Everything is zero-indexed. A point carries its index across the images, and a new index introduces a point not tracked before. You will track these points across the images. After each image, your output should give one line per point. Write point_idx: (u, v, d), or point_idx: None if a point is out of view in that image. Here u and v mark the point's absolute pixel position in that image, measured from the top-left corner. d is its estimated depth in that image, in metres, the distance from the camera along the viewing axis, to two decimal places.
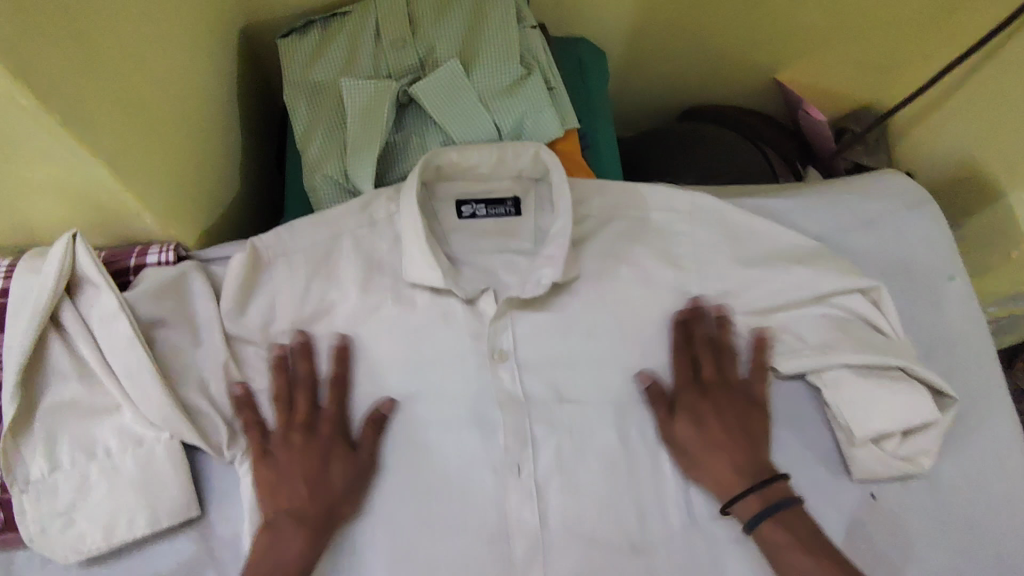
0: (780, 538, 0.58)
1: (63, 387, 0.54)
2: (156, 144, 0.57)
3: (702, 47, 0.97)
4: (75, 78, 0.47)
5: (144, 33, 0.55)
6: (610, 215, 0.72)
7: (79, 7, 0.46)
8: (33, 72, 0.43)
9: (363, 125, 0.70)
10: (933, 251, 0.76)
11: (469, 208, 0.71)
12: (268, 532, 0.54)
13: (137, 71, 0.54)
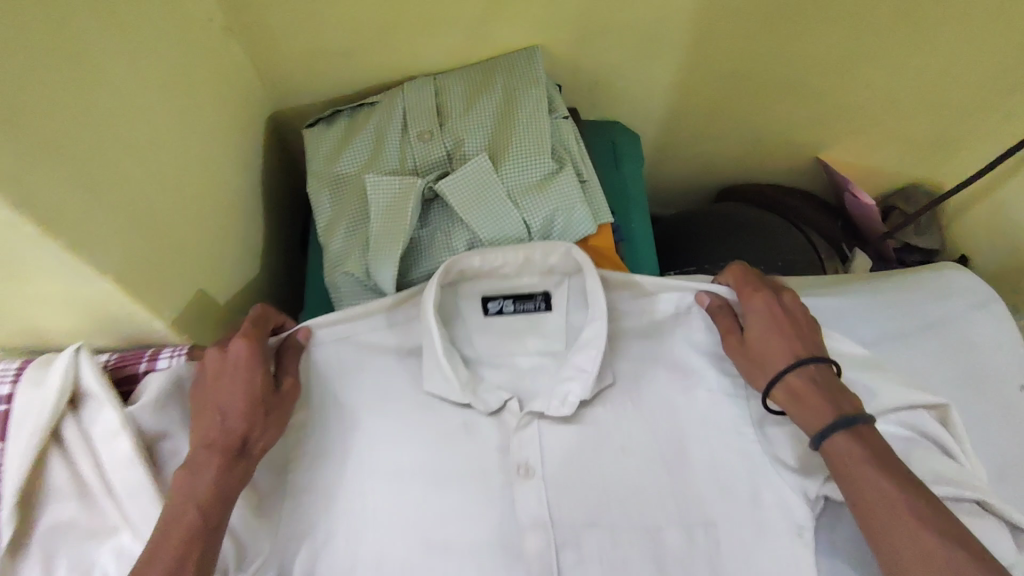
0: (852, 452, 0.50)
1: (62, 506, 0.52)
2: (168, 248, 0.56)
3: (746, 124, 0.92)
4: (83, 195, 0.46)
5: (151, 137, 0.55)
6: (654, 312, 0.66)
7: (72, 127, 0.45)
8: (36, 199, 0.42)
9: (387, 222, 0.67)
10: (1005, 355, 0.68)
11: (497, 304, 0.66)
12: (192, 470, 0.50)
13: (144, 177, 0.53)
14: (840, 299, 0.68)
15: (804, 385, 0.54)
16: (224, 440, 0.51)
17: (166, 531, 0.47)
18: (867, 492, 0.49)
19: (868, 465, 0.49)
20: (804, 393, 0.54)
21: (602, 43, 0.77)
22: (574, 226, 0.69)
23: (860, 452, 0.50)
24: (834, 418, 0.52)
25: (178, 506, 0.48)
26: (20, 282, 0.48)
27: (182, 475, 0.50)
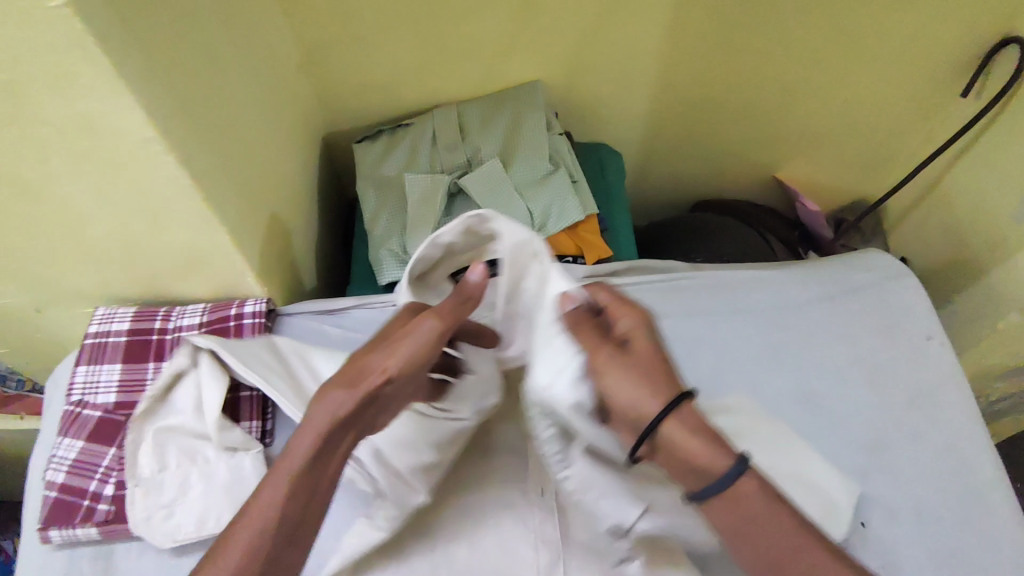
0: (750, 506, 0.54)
1: (174, 405, 0.68)
2: (257, 214, 0.75)
3: (710, 146, 1.12)
4: (212, 160, 0.65)
5: (252, 131, 0.74)
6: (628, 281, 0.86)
7: (212, 110, 0.65)
8: (189, 155, 0.61)
9: (420, 209, 0.86)
10: (913, 313, 0.83)
11: None
12: (326, 404, 0.50)
13: (244, 157, 0.72)
14: (779, 271, 0.86)
15: (687, 418, 0.50)
16: (363, 388, 0.51)
17: (290, 457, 0.49)
18: (777, 545, 0.49)
19: (783, 519, 0.49)
20: (693, 441, 0.49)
21: (588, 77, 0.98)
22: (567, 213, 0.87)
23: (759, 498, 0.50)
24: (714, 472, 0.49)
25: (301, 438, 0.50)
26: (161, 228, 0.67)
27: (315, 406, 0.51)
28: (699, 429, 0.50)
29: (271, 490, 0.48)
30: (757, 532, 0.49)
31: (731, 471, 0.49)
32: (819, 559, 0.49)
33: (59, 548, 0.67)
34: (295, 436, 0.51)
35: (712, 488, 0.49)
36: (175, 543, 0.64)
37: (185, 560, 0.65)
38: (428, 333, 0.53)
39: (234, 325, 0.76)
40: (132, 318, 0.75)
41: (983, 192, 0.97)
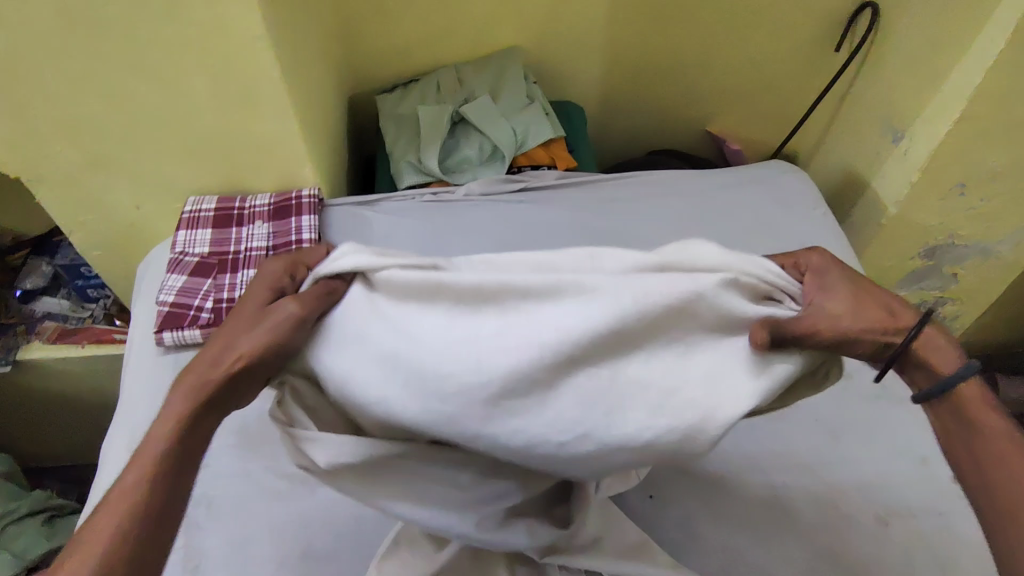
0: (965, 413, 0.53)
1: None
2: (313, 123, 1.02)
3: (653, 107, 1.43)
4: (291, 67, 0.92)
5: (311, 63, 1.02)
6: (590, 180, 1.13)
7: (290, 33, 0.92)
8: (280, 56, 0.88)
9: (431, 130, 1.13)
10: (803, 195, 1.11)
11: (518, 168, 1.14)
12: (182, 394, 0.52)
13: (307, 77, 0.99)
14: (703, 172, 1.15)
15: (931, 337, 0.55)
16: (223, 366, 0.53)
17: (171, 429, 0.51)
18: (997, 437, 0.51)
19: (993, 418, 0.52)
20: (925, 354, 0.54)
21: (554, 47, 1.29)
22: (542, 133, 1.15)
23: (982, 409, 0.52)
24: (951, 366, 0.53)
25: (161, 427, 0.51)
26: (251, 116, 0.93)
27: (186, 387, 0.52)
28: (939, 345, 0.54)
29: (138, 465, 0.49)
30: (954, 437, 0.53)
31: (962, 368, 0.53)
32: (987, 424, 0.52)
33: (167, 353, 0.87)
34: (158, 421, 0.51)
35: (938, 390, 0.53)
36: None
37: None
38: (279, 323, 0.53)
39: (295, 203, 1.00)
40: (217, 203, 0.99)
41: (859, 121, 1.27)
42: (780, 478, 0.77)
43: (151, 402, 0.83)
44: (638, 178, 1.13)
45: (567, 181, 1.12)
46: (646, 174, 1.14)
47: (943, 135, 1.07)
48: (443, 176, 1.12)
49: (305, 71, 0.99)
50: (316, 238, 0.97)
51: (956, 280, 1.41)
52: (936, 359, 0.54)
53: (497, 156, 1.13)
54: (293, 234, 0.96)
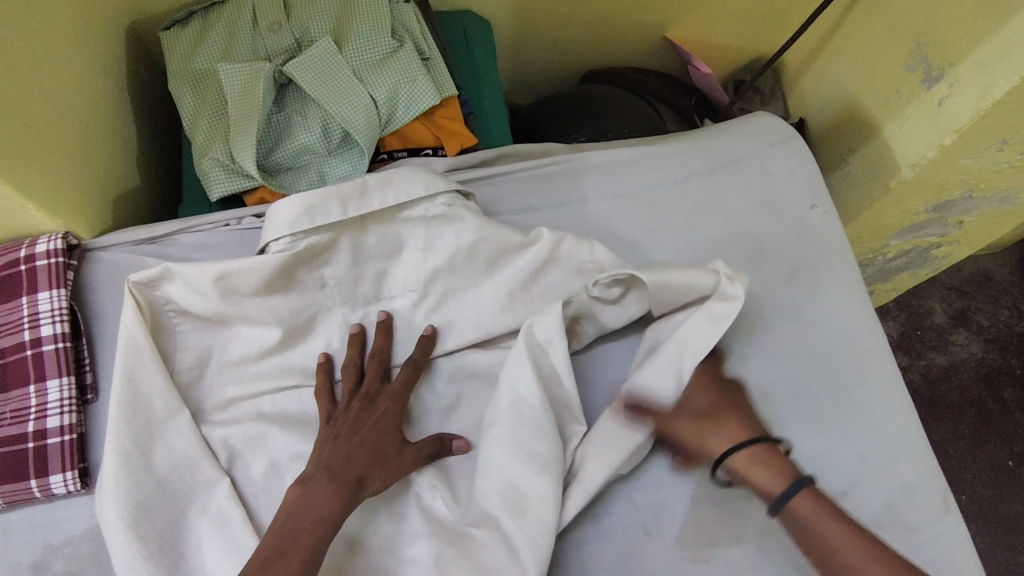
0: (805, 512, 0.56)
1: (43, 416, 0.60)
2: (35, 137, 0.61)
3: (594, 11, 1.00)
4: None
5: (19, 29, 0.58)
6: (506, 171, 0.76)
7: None
8: None
9: (242, 106, 0.72)
10: (797, 181, 0.78)
11: (389, 155, 0.77)
12: (312, 498, 0.52)
13: (6, 65, 0.57)
14: (658, 149, 0.79)
15: (762, 455, 0.59)
16: (351, 473, 0.55)
17: (276, 552, 0.49)
18: (843, 542, 0.54)
19: (831, 520, 0.55)
20: (762, 472, 0.59)
21: None
22: (417, 98, 0.74)
23: (819, 513, 0.56)
24: (784, 485, 0.57)
25: (302, 532, 0.50)
26: None
27: (297, 494, 0.53)
28: (772, 472, 0.58)
29: (275, 573, 0.48)
30: (803, 526, 0.56)
31: (794, 486, 0.57)
32: (841, 531, 0.55)
33: None
34: (300, 510, 0.52)
35: (780, 506, 0.57)
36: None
37: (14, 518, 0.60)
38: (387, 406, 0.61)
39: (25, 270, 0.63)
40: None
41: (876, 42, 0.91)
42: None
43: None
44: (568, 161, 0.78)
45: (475, 176, 0.75)
46: (580, 158, 0.78)
47: (1005, 93, 0.73)
48: (272, 180, 0.74)
49: (1, 47, 0.56)
50: (66, 334, 0.62)
51: (959, 228, 1.14)
52: (759, 481, 0.58)
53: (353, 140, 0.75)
54: (25, 329, 0.62)
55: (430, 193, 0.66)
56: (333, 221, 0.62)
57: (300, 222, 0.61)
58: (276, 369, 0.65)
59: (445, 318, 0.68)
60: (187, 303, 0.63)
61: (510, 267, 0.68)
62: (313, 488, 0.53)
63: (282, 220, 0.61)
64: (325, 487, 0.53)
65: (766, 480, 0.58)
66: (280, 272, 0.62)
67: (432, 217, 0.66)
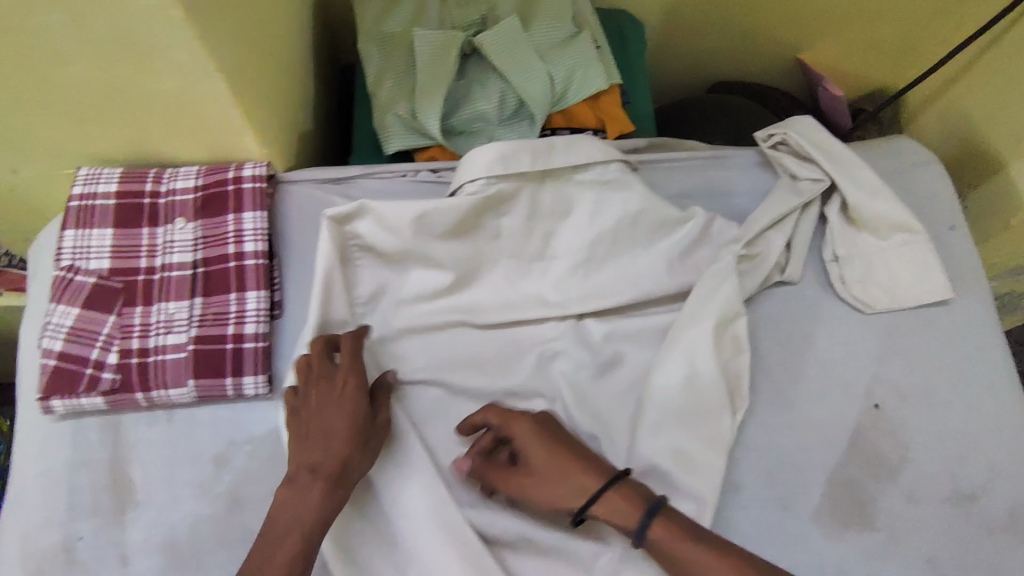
0: (662, 535, 0.55)
1: (240, 322, 0.65)
2: (257, 70, 0.67)
3: (737, 26, 1.05)
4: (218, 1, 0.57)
5: None
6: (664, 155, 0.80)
7: None
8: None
9: (431, 69, 0.77)
10: (939, 201, 0.81)
11: (554, 130, 0.81)
12: (291, 498, 0.56)
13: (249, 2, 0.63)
14: None
15: (610, 495, 0.57)
16: (326, 470, 0.57)
17: (269, 550, 0.54)
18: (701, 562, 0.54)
19: (688, 542, 0.55)
20: (618, 511, 0.57)
21: None
22: (589, 81, 0.79)
23: (620, 513, 0.57)
24: (638, 516, 0.56)
25: (286, 532, 0.55)
26: (148, 73, 0.59)
27: (280, 497, 0.56)
28: (626, 503, 0.57)
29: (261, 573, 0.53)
30: (693, 559, 0.54)
31: (653, 506, 0.56)
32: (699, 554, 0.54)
33: (62, 420, 0.64)
34: (281, 512, 0.56)
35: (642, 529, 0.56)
36: (188, 395, 0.63)
37: (201, 412, 0.65)
38: (354, 387, 0.59)
39: (232, 189, 0.69)
40: (120, 177, 0.69)
41: (1006, 87, 0.93)
42: None
43: (49, 497, 0.62)
44: (720, 155, 0.81)
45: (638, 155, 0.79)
46: (731, 152, 0.82)
47: None
48: (447, 140, 0.79)
49: None
50: (265, 252, 0.68)
51: None
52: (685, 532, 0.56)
53: (523, 113, 0.80)
54: (229, 243, 0.67)
55: (606, 159, 0.70)
56: (522, 172, 0.68)
57: (496, 167, 0.67)
58: (444, 312, 0.69)
59: (600, 284, 0.71)
60: (377, 238, 0.67)
61: (670, 244, 0.72)
62: (295, 489, 0.56)
63: (484, 164, 0.66)
64: (304, 488, 0.56)
65: (617, 503, 0.57)
66: (470, 214, 0.68)
67: (603, 182, 0.71)
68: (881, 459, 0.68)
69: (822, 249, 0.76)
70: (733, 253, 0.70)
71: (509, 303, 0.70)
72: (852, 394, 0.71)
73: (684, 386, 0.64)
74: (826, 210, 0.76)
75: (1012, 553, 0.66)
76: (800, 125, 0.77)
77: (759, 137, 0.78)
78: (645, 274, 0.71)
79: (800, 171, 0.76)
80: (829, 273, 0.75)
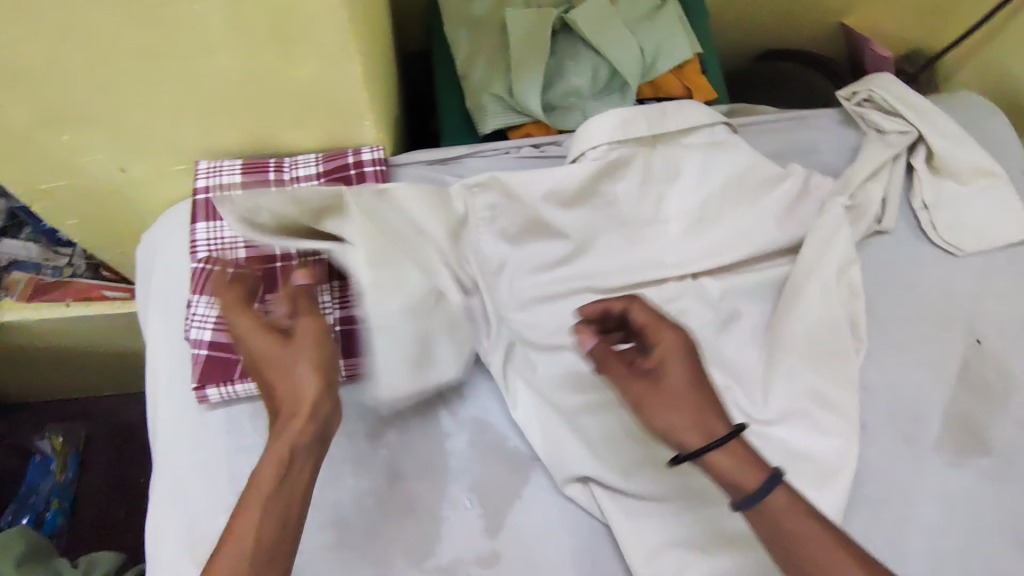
0: (791, 523, 0.50)
1: None
2: (375, 55, 0.69)
3: None
4: None
5: None
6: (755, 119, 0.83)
7: None
8: None
9: (527, 47, 0.79)
10: (1009, 148, 0.85)
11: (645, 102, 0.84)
12: (255, 470, 0.50)
13: None
14: None
15: (733, 453, 0.51)
16: (281, 432, 0.51)
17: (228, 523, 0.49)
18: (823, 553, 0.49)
19: (814, 529, 0.49)
20: (735, 467, 0.50)
21: None
22: (677, 52, 0.82)
23: (793, 513, 0.50)
24: (756, 487, 0.50)
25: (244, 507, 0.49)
26: (290, 57, 0.61)
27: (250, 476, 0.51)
28: (745, 460, 0.50)
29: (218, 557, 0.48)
30: (799, 541, 0.49)
31: (766, 484, 0.50)
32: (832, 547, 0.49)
33: (213, 409, 0.64)
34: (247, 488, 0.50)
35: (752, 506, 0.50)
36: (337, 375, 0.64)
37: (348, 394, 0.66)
38: (299, 335, 0.54)
39: (354, 174, 0.71)
40: (243, 169, 0.70)
41: None
42: (993, 556, 0.65)
43: (208, 484, 0.61)
44: (803, 115, 0.85)
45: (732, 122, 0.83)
46: (815, 113, 0.85)
47: None
48: (544, 115, 0.81)
49: None
50: None
51: None
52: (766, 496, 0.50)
53: (613, 85, 0.82)
54: None
55: (711, 121, 0.73)
56: (639, 138, 0.70)
57: (617, 133, 0.69)
58: (567, 280, 0.70)
59: (715, 241, 0.72)
60: (504, 210, 0.70)
61: (778, 199, 0.74)
62: (259, 460, 0.51)
63: (604, 130, 0.69)
64: (267, 457, 0.51)
65: (736, 478, 0.51)
66: (590, 179, 0.69)
67: (712, 142, 0.73)
68: (990, 390, 0.72)
69: (911, 198, 0.80)
70: (838, 203, 0.74)
71: (629, 266, 0.71)
72: (956, 331, 0.74)
73: (810, 331, 0.67)
74: (912, 160, 0.80)
75: None
76: (882, 82, 0.82)
77: (843, 96, 0.83)
78: (757, 229, 0.73)
79: (887, 125, 0.80)
80: (920, 221, 0.79)
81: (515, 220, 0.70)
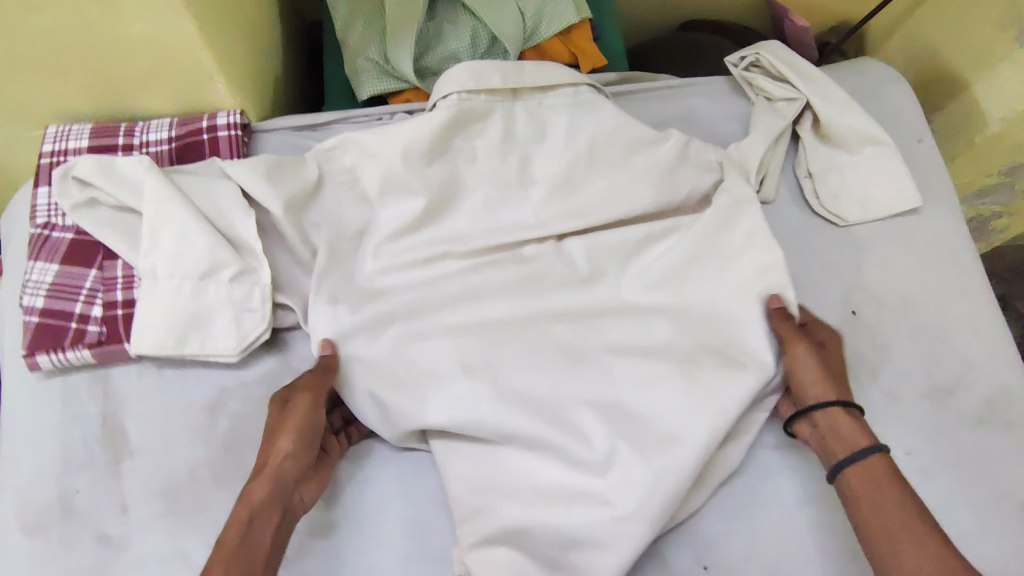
0: (869, 478, 0.55)
1: None
2: (225, 12, 0.66)
3: None
4: None
5: None
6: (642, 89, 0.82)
7: None
8: None
9: (402, 9, 0.77)
10: (906, 116, 0.83)
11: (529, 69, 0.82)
12: (240, 521, 0.50)
13: None
14: None
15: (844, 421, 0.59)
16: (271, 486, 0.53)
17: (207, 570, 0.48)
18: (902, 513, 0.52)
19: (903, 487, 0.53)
20: (844, 426, 0.58)
21: None
22: (561, 16, 0.80)
23: (890, 477, 0.54)
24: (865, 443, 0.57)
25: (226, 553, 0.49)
26: (116, 12, 0.58)
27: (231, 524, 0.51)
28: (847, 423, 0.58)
29: None
30: (869, 500, 0.53)
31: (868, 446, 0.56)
32: (903, 504, 0.52)
33: (49, 377, 0.63)
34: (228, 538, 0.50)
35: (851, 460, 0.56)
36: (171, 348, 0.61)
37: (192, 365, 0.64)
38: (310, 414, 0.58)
39: (207, 138, 0.68)
40: (91, 133, 0.68)
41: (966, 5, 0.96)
42: None
43: (40, 452, 0.60)
44: (693, 85, 0.84)
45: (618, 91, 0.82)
46: (703, 83, 0.84)
47: None
48: (422, 81, 0.78)
49: None
50: None
51: None
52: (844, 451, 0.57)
53: (495, 51, 0.79)
54: None
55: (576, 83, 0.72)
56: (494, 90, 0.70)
57: (468, 84, 0.69)
58: (426, 244, 0.68)
59: (582, 208, 0.70)
60: (365, 173, 0.68)
61: (650, 167, 0.72)
62: (241, 512, 0.51)
63: (454, 79, 0.68)
64: (252, 508, 0.51)
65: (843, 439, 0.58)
66: (444, 135, 0.68)
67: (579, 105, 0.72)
68: (861, 360, 0.70)
69: (796, 167, 0.79)
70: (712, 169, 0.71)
71: (492, 231, 0.69)
72: (831, 301, 0.73)
73: None
74: (799, 128, 0.79)
75: (985, 439, 0.69)
76: (772, 48, 0.80)
77: (731, 62, 0.82)
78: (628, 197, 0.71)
79: (775, 92, 0.79)
80: (804, 189, 0.78)
81: (374, 184, 0.68)
